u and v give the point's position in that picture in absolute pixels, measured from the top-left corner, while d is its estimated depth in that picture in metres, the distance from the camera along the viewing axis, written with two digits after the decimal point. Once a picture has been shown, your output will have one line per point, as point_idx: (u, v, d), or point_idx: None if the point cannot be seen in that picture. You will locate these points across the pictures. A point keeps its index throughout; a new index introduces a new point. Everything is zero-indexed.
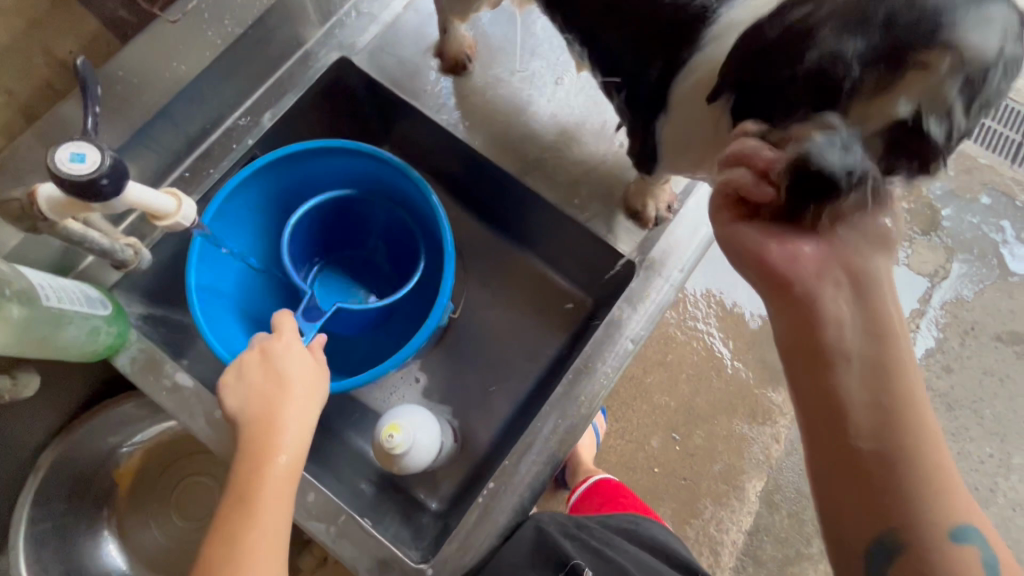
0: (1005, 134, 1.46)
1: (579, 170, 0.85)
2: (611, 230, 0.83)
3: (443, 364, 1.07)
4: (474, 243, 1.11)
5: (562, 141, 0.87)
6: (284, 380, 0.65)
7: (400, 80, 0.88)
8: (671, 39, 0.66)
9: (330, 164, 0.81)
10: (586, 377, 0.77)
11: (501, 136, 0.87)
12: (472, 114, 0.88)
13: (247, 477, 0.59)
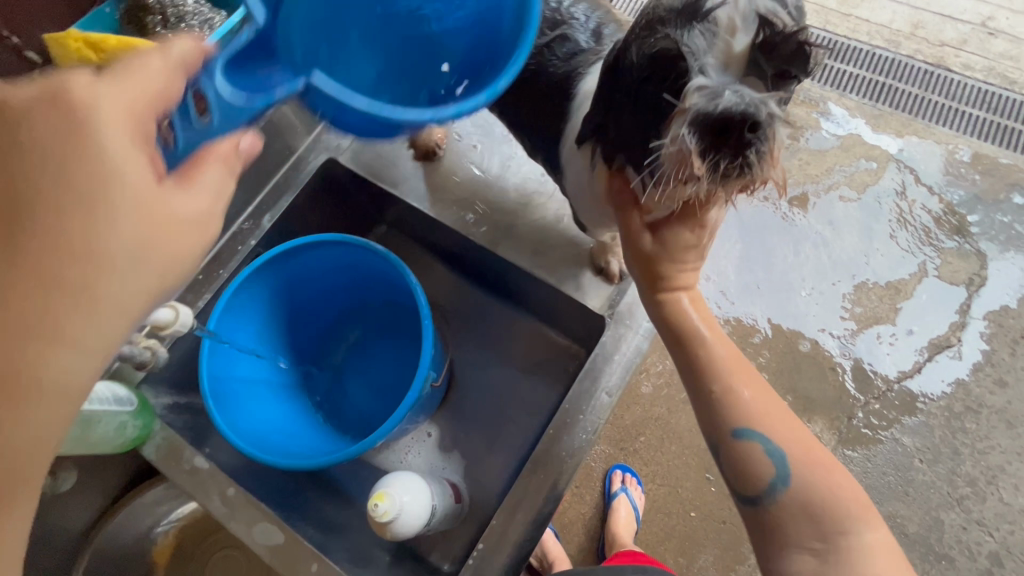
0: (1013, 127, 1.63)
1: (544, 235, 0.94)
2: (581, 289, 0.89)
3: (448, 423, 1.12)
4: (476, 305, 1.17)
5: (522, 212, 0.96)
6: (86, 249, 0.41)
7: (373, 166, 1.01)
8: (554, 108, 0.81)
9: (320, 255, 0.90)
10: (565, 431, 0.80)
11: (468, 210, 0.96)
12: (442, 194, 0.98)
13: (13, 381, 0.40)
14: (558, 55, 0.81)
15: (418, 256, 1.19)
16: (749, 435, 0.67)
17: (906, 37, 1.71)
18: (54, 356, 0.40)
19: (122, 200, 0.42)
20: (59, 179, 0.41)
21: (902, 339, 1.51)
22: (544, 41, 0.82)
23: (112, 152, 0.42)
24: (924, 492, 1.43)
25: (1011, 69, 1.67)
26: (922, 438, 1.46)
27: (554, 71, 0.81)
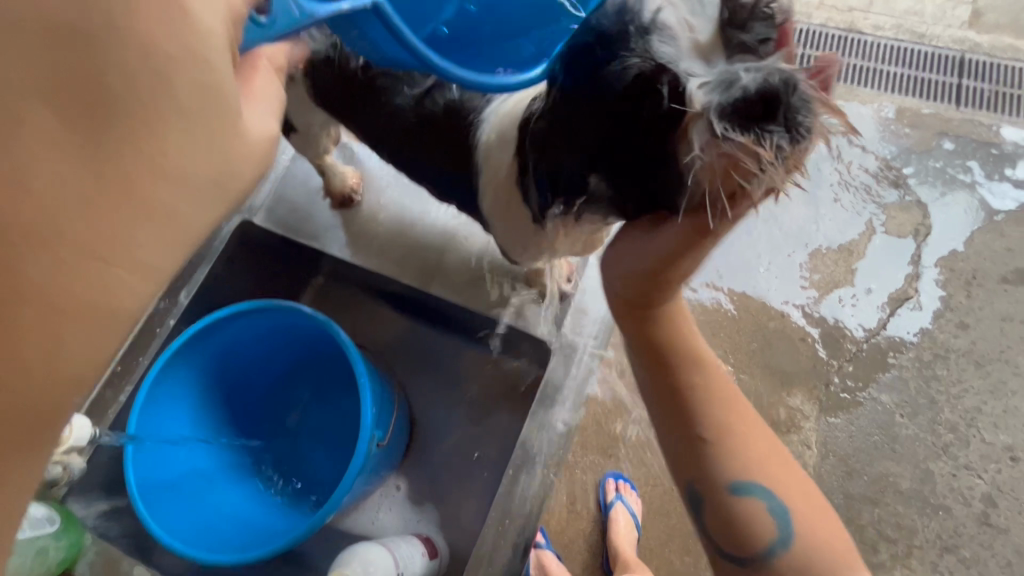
0: (930, 78, 1.67)
1: (472, 271, 1.04)
2: (525, 313, 1.02)
3: (418, 471, 1.07)
4: (428, 342, 1.12)
5: (442, 254, 1.05)
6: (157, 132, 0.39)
7: (297, 227, 1.07)
8: (450, 153, 0.80)
9: (243, 325, 0.84)
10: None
11: (399, 260, 1.05)
12: (365, 248, 1.06)
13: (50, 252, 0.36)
14: (440, 103, 0.79)
15: (360, 301, 1.14)
16: (752, 489, 0.64)
17: (816, 7, 1.74)
18: (111, 272, 0.39)
19: (186, 95, 0.40)
20: (118, 65, 0.37)
21: (863, 298, 1.52)
22: (420, 89, 0.80)
23: (171, 40, 0.38)
24: (910, 446, 1.43)
25: (919, 22, 1.72)
26: (899, 393, 1.46)
27: (441, 119, 0.79)
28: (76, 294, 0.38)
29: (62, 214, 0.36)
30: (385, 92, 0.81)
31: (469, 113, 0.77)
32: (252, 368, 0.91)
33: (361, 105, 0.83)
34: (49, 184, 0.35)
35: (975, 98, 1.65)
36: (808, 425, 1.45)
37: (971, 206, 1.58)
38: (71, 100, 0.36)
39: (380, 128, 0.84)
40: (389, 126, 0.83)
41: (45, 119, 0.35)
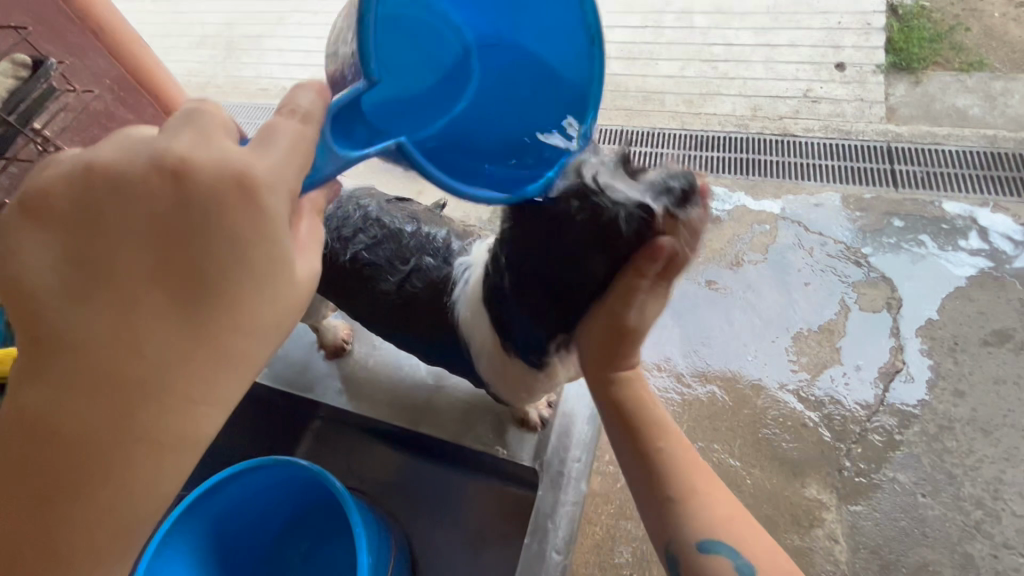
0: (866, 166, 1.83)
1: (457, 409, 1.11)
2: (511, 445, 1.06)
3: None
4: (428, 473, 1.14)
5: (429, 402, 1.12)
6: (221, 280, 0.48)
7: (299, 381, 1.17)
8: (433, 323, 0.97)
9: (243, 484, 0.87)
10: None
11: (390, 406, 1.13)
12: (359, 399, 1.14)
13: (135, 390, 0.46)
14: (418, 285, 0.97)
15: (360, 439, 1.18)
16: (718, 551, 0.73)
17: (751, 119, 1.95)
18: (196, 411, 0.49)
19: (255, 261, 0.49)
20: (205, 250, 0.47)
21: (854, 375, 1.56)
22: (400, 274, 0.99)
23: (230, 195, 0.47)
24: (940, 528, 1.38)
25: (843, 122, 1.90)
26: (913, 471, 1.44)
27: (420, 297, 0.97)
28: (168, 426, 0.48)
29: (165, 374, 0.47)
30: (370, 279, 1.00)
31: (445, 287, 0.95)
32: (250, 522, 0.93)
33: (355, 287, 1.01)
34: (155, 346, 0.46)
35: (910, 179, 1.79)
36: (831, 516, 1.41)
37: (935, 276, 1.67)
38: (173, 280, 0.47)
39: (371, 304, 1.02)
40: (378, 303, 1.01)
41: (153, 298, 0.46)
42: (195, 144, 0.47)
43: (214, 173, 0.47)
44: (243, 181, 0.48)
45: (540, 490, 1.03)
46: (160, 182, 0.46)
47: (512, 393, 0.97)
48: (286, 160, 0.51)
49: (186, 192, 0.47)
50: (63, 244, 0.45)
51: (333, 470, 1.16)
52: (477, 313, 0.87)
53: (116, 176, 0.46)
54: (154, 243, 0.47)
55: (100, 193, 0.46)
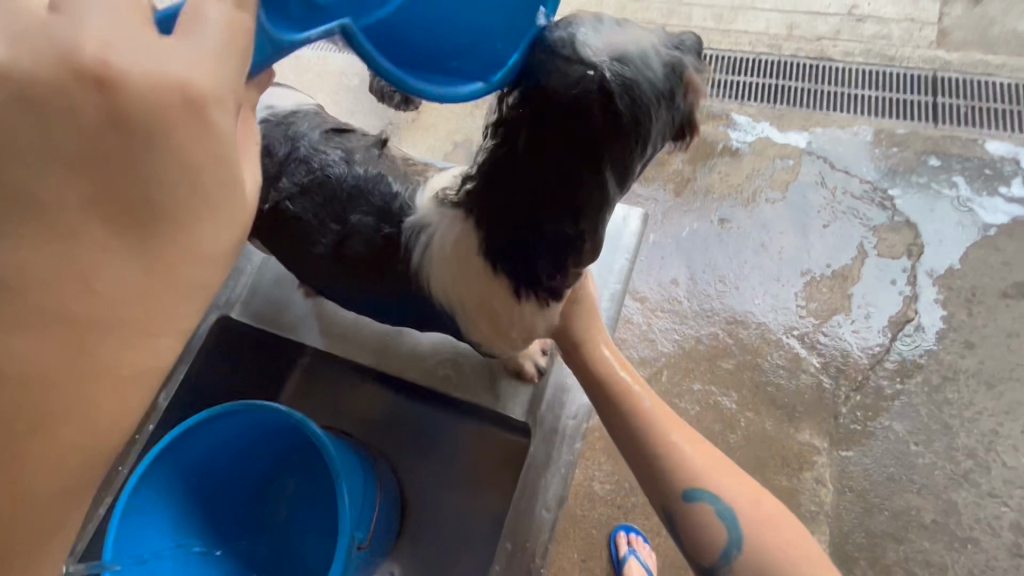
0: (907, 98, 1.65)
1: (444, 364, 1.06)
2: (503, 399, 1.03)
3: (415, 550, 1.05)
4: (415, 412, 1.11)
5: (412, 355, 1.07)
6: (177, 200, 0.41)
7: (275, 320, 1.10)
8: (390, 281, 0.87)
9: (219, 427, 0.83)
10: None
11: (373, 358, 1.08)
12: (340, 346, 1.09)
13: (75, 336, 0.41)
14: (359, 248, 0.87)
15: (344, 377, 1.13)
16: (701, 497, 0.73)
17: (785, 38, 1.73)
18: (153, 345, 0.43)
19: (206, 187, 0.42)
20: (150, 171, 0.40)
21: (862, 323, 1.49)
22: (334, 234, 0.88)
23: (170, 103, 0.40)
24: (928, 476, 1.38)
25: (887, 46, 1.69)
26: (910, 420, 1.42)
27: (365, 257, 0.87)
28: (130, 364, 0.43)
29: (114, 312, 0.41)
30: (303, 234, 0.89)
31: (397, 241, 0.84)
32: (235, 464, 0.90)
33: (289, 244, 0.92)
34: (108, 284, 0.40)
35: (951, 114, 1.62)
36: (821, 461, 1.40)
37: (962, 221, 1.55)
38: (117, 208, 0.40)
39: (311, 262, 0.92)
40: (316, 261, 0.91)
41: (96, 228, 0.40)
42: (123, 45, 0.39)
43: (145, 77, 0.39)
44: (186, 91, 0.40)
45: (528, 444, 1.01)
46: (89, 103, 0.38)
47: (500, 341, 0.86)
48: (219, 49, 0.41)
49: (117, 103, 0.38)
50: None
51: (319, 407, 1.13)
52: (457, 271, 0.78)
53: (16, 78, 0.37)
54: (91, 169, 0.39)
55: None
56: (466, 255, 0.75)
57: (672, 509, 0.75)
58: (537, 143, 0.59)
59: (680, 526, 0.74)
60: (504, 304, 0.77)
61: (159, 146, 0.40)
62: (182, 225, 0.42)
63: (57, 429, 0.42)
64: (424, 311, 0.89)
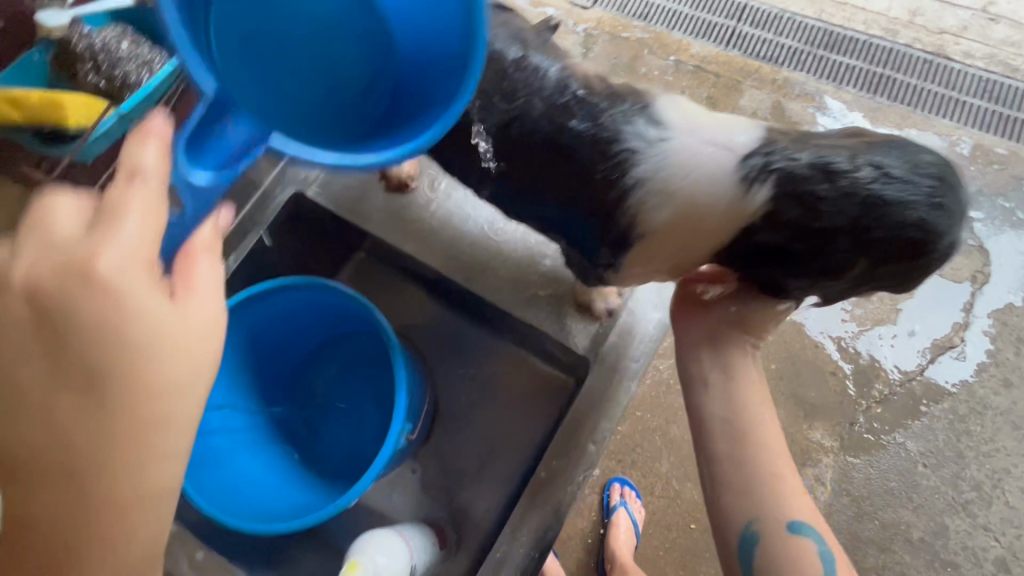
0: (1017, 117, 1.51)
1: (506, 269, 0.87)
2: (562, 328, 0.83)
3: (434, 459, 1.08)
4: (458, 329, 1.12)
5: (481, 258, 0.88)
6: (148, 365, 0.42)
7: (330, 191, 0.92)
8: (567, 186, 0.70)
9: (287, 298, 0.85)
10: (558, 471, 0.76)
11: (433, 246, 0.89)
12: (401, 232, 0.91)
13: (101, 469, 0.41)
14: (530, 135, 0.68)
15: (396, 281, 1.14)
16: (789, 509, 0.68)
17: (904, 25, 1.57)
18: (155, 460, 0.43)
19: (142, 357, 0.42)
20: (81, 350, 0.41)
21: (902, 339, 1.44)
22: (507, 112, 0.69)
23: (87, 301, 0.41)
24: (928, 497, 1.35)
25: (1013, 56, 1.54)
26: (925, 441, 1.38)
27: (546, 153, 0.69)
28: (141, 486, 0.42)
29: (101, 460, 0.41)
30: (460, 110, 0.71)
31: (582, 144, 0.67)
32: (294, 333, 0.93)
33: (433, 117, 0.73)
34: (75, 431, 0.41)
35: None
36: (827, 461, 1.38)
37: None
38: (71, 381, 0.41)
39: (464, 143, 0.73)
40: (467, 143, 0.73)
41: (65, 400, 0.41)
42: (30, 248, 0.42)
43: (54, 259, 0.42)
44: (86, 266, 0.41)
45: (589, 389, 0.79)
46: (13, 307, 0.41)
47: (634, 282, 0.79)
48: (127, 234, 0.42)
49: (40, 296, 0.41)
50: (31, 360, 0.41)
51: None
52: (663, 205, 0.65)
53: (31, 280, 0.42)
54: (39, 352, 0.41)
55: (14, 308, 0.41)
56: (678, 196, 0.64)
57: (751, 519, 0.69)
58: (878, 245, 0.58)
59: (761, 556, 0.68)
60: (698, 250, 0.69)
61: (107, 333, 0.41)
62: (135, 384, 0.42)
63: (95, 513, 0.41)
64: (575, 232, 0.75)
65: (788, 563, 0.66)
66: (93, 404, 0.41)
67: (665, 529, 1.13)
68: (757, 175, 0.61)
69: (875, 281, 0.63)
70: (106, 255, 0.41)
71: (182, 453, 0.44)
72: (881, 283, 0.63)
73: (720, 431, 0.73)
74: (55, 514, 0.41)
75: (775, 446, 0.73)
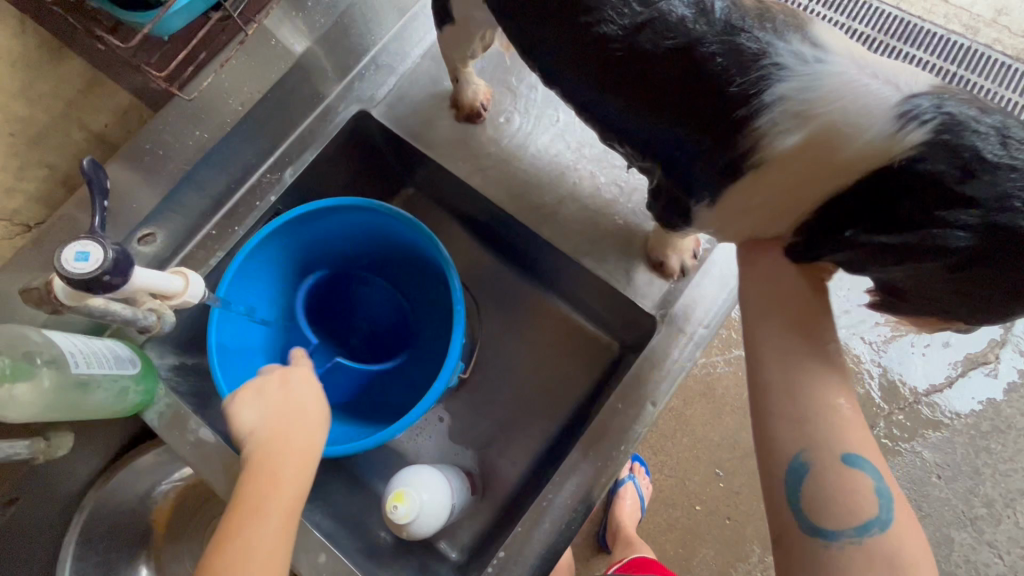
0: None
1: (581, 219, 0.82)
2: (632, 284, 0.79)
3: (465, 408, 1.05)
4: (503, 278, 1.07)
5: (557, 204, 0.83)
6: (303, 411, 0.64)
7: (408, 123, 0.87)
8: (683, 104, 0.57)
9: (344, 219, 0.81)
10: (616, 422, 0.74)
11: (508, 184, 0.84)
12: (476, 165, 0.86)
13: (272, 449, 0.61)
14: (663, 42, 0.56)
15: (442, 221, 1.06)
16: (859, 463, 0.56)
17: (987, 23, 1.27)
18: (300, 456, 0.61)
19: (309, 399, 0.66)
20: (283, 392, 0.66)
21: (935, 346, 1.14)
22: (635, 16, 0.57)
23: (289, 372, 0.68)
24: (937, 510, 1.10)
25: None
26: (944, 455, 1.11)
27: (669, 62, 0.56)
28: (292, 472, 0.60)
29: (292, 446, 0.61)
30: (582, 6, 0.60)
31: (720, 52, 0.54)
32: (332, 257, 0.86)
33: (551, 10, 0.62)
34: (272, 436, 0.61)
35: None
36: None
37: None
38: (279, 404, 0.65)
39: (570, 43, 0.62)
40: (581, 40, 0.61)
41: (262, 424, 0.63)
42: (260, 382, 0.67)
43: (272, 377, 0.67)
44: (283, 385, 0.67)
45: (652, 349, 0.76)
46: (263, 381, 0.67)
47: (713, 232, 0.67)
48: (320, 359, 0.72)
49: (266, 380, 0.67)
50: (246, 415, 0.64)
51: None
52: (786, 137, 0.53)
53: (253, 389, 0.66)
54: (256, 397, 0.65)
55: (261, 384, 0.67)
56: (813, 131, 0.52)
57: (813, 460, 0.56)
58: (1002, 238, 0.46)
59: (814, 478, 0.56)
60: (809, 204, 0.57)
61: (293, 395, 0.66)
62: (304, 416, 0.64)
63: (264, 496, 0.58)
64: (683, 164, 0.62)
65: (845, 521, 0.54)
66: (273, 426, 0.62)
67: (670, 507, 1.06)
68: (917, 113, 0.49)
69: (973, 287, 0.50)
70: (305, 366, 0.70)
71: (314, 451, 0.62)
72: (979, 293, 0.50)
73: (785, 390, 0.59)
74: (246, 484, 0.59)
75: (837, 379, 0.60)
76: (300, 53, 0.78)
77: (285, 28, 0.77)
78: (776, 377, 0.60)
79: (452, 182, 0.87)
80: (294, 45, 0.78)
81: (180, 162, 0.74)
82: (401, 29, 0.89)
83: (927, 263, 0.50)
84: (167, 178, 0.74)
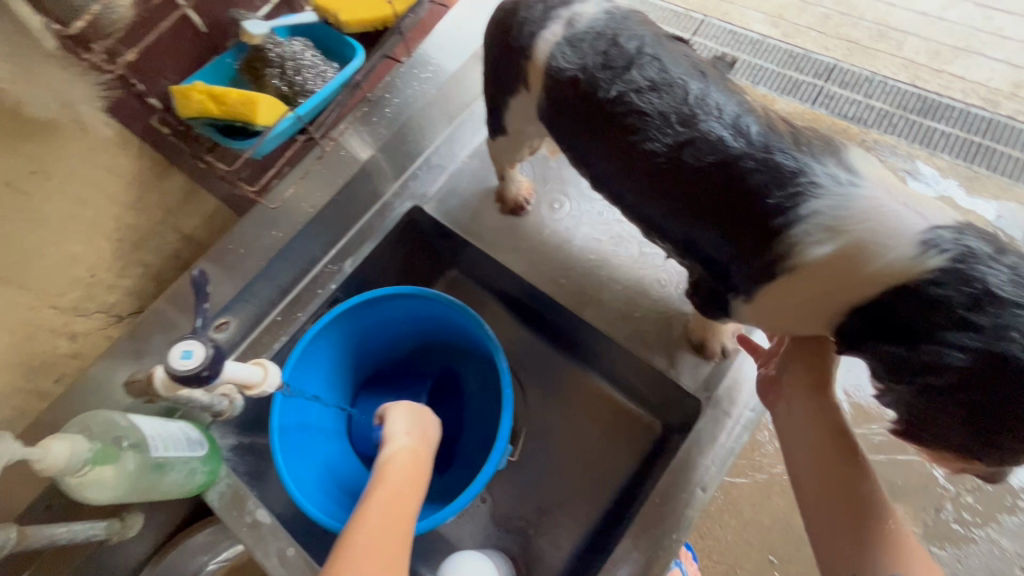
0: None
1: (620, 303, 0.86)
2: (673, 365, 0.82)
3: (508, 488, 1.04)
4: (544, 356, 1.10)
5: (597, 288, 0.88)
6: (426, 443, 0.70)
7: (460, 218, 0.94)
8: (730, 216, 0.62)
9: (400, 306, 0.86)
10: (664, 507, 0.73)
11: (549, 270, 0.90)
12: (519, 252, 0.92)
13: (412, 455, 0.66)
14: (705, 160, 0.62)
15: (486, 302, 1.11)
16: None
17: (1007, 96, 1.24)
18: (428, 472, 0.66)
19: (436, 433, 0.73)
20: (421, 417, 0.73)
21: None
22: (679, 138, 0.63)
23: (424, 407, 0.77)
24: None
25: None
26: None
27: (707, 180, 0.62)
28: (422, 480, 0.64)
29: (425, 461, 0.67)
30: (631, 130, 0.66)
31: (756, 176, 0.59)
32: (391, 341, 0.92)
33: (603, 133, 0.69)
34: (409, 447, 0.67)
35: None
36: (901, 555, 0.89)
37: None
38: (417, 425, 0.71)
39: (620, 160, 0.69)
40: (631, 157, 0.67)
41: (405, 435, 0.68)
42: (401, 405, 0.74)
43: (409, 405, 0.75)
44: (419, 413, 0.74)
45: (698, 430, 0.76)
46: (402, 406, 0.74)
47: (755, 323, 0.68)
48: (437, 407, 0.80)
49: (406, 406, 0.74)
50: (391, 425, 0.70)
51: None
52: (820, 253, 0.57)
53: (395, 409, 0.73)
54: (400, 413, 0.72)
55: (403, 407, 0.74)
56: (847, 248, 0.55)
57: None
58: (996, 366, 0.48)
59: None
60: (842, 306, 0.58)
61: (426, 425, 0.73)
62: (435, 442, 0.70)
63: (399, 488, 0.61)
64: (722, 262, 0.66)
65: None
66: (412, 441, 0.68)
67: None
68: (939, 242, 0.52)
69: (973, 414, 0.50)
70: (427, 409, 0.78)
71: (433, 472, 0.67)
72: (984, 426, 0.50)
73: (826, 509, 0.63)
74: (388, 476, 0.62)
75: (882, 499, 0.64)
76: (365, 159, 0.89)
77: (353, 139, 0.89)
78: (816, 496, 0.65)
79: (496, 266, 0.93)
80: (360, 152, 0.89)
81: (257, 258, 0.83)
82: (452, 132, 0.98)
83: (926, 382, 0.52)
84: (245, 273, 0.83)
